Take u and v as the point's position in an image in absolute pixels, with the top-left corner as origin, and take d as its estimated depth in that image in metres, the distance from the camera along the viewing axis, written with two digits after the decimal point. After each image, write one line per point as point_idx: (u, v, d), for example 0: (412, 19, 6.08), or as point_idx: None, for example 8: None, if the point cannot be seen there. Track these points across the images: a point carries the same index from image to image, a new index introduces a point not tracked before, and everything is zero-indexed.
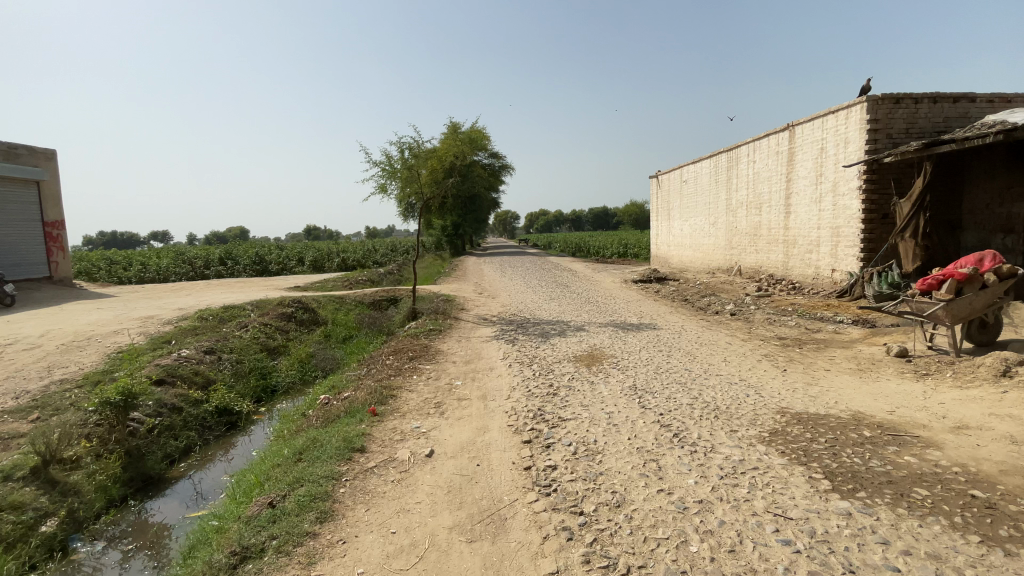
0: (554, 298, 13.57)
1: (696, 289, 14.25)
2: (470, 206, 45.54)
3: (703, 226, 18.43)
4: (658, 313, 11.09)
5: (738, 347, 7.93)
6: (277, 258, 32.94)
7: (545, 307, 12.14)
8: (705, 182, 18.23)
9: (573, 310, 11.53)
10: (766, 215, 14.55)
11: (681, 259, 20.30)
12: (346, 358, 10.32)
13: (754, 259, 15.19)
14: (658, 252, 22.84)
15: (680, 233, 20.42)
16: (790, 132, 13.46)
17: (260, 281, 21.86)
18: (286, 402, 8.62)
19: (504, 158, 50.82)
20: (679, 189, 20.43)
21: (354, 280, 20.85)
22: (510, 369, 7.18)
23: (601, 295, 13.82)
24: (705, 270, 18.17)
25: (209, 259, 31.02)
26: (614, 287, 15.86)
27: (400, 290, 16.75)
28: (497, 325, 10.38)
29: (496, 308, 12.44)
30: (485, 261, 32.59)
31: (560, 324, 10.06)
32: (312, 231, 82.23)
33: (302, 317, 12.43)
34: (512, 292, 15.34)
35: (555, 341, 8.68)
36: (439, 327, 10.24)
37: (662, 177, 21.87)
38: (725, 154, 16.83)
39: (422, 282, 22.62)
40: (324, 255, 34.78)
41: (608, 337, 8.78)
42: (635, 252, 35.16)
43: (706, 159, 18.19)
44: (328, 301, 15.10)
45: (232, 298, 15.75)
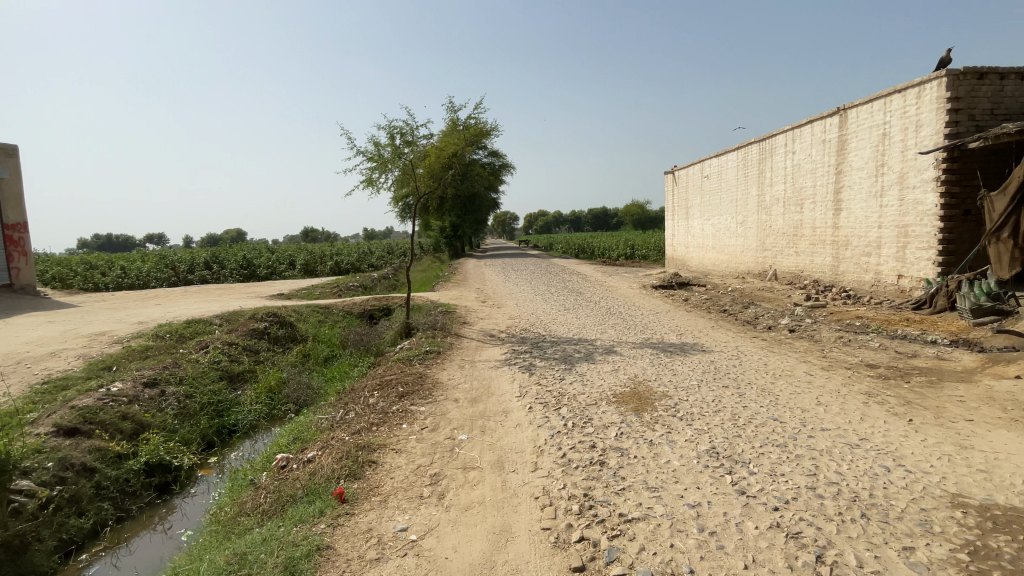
0: (570, 309, 11.75)
1: (731, 298, 12.48)
2: (470, 206, 43.67)
3: (730, 226, 16.64)
4: (698, 328, 9.31)
5: (822, 380, 6.15)
6: (267, 261, 31.06)
7: (562, 321, 10.34)
8: (732, 177, 16.42)
9: (596, 325, 9.72)
10: (809, 212, 12.78)
11: (702, 262, 18.53)
12: (324, 387, 8.54)
13: (793, 261, 13.43)
14: (675, 254, 21.02)
15: (701, 233, 18.60)
16: (840, 118, 11.69)
17: (243, 288, 19.93)
18: (243, 449, 6.89)
19: (505, 157, 49.20)
20: (700, 185, 18.60)
21: (345, 286, 19.04)
22: (530, 415, 5.39)
23: (624, 304, 12.02)
24: (732, 274, 16.38)
25: (192, 263, 29.09)
26: (636, 294, 14.06)
27: (394, 298, 14.91)
28: (506, 345, 8.59)
29: (503, 321, 10.63)
30: (486, 263, 30.84)
31: (584, 343, 8.26)
32: (308, 233, 80.26)
33: (276, 333, 10.59)
34: (521, 301, 13.52)
35: (582, 369, 6.89)
36: (436, 349, 8.43)
37: (681, 172, 20.02)
38: (756, 144, 15.03)
39: (420, 288, 20.84)
40: (317, 258, 32.90)
41: (649, 363, 6.99)
42: (643, 253, 33.50)
43: (732, 151, 16.39)
44: (312, 313, 13.25)
45: (204, 309, 13.87)
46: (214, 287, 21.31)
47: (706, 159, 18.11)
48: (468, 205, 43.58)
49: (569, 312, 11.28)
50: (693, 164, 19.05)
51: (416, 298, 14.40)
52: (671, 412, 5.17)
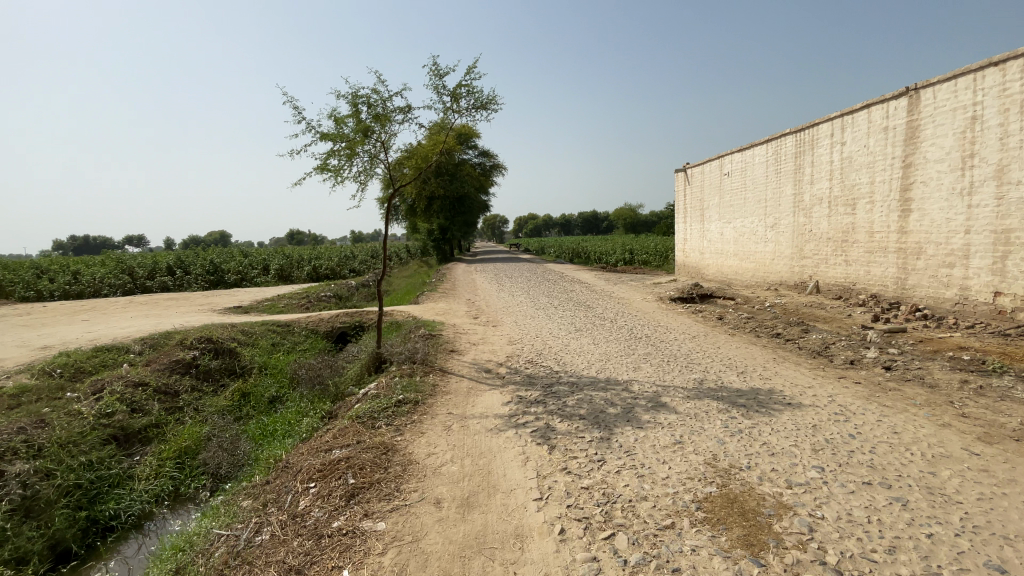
0: (584, 330, 9.51)
1: (776, 316, 10.37)
2: (459, 208, 41.26)
3: (756, 230, 14.55)
4: (759, 364, 7.11)
5: (1006, 472, 3.99)
6: (237, 266, 28.36)
7: (577, 349, 8.08)
8: (759, 174, 14.34)
9: (624, 356, 7.49)
10: (864, 213, 10.75)
11: (721, 269, 16.45)
12: (257, 450, 6.17)
13: (843, 271, 11.37)
14: (687, 261, 18.89)
15: (720, 238, 16.50)
16: (910, 99, 9.65)
17: (198, 299, 17.35)
18: (111, 566, 4.51)
19: (496, 158, 46.99)
20: (717, 184, 16.53)
21: (315, 296, 16.60)
22: (563, 554, 3.11)
23: (648, 325, 9.78)
24: (761, 285, 14.29)
25: (153, 269, 26.30)
26: (657, 310, 11.88)
27: (369, 312, 12.55)
28: (509, 389, 6.32)
29: (500, 349, 8.37)
30: (476, 269, 28.54)
31: (616, 389, 6.03)
32: (292, 236, 77.25)
33: (207, 366, 8.16)
34: (522, 318, 11.25)
35: (626, 439, 4.65)
36: (413, 395, 6.13)
37: (694, 170, 17.91)
38: (792, 135, 12.95)
39: (403, 299, 18.48)
40: (293, 264, 30.29)
41: (724, 429, 4.79)
42: (643, 259, 31.50)
43: (760, 144, 14.31)
44: (266, 333, 10.82)
45: (134, 328, 11.33)
46: (167, 296, 18.67)
47: (724, 155, 16.05)
48: (457, 206, 41.13)
49: (581, 335, 9.08)
50: (709, 161, 16.97)
51: (395, 315, 12.08)
52: (812, 558, 2.96)
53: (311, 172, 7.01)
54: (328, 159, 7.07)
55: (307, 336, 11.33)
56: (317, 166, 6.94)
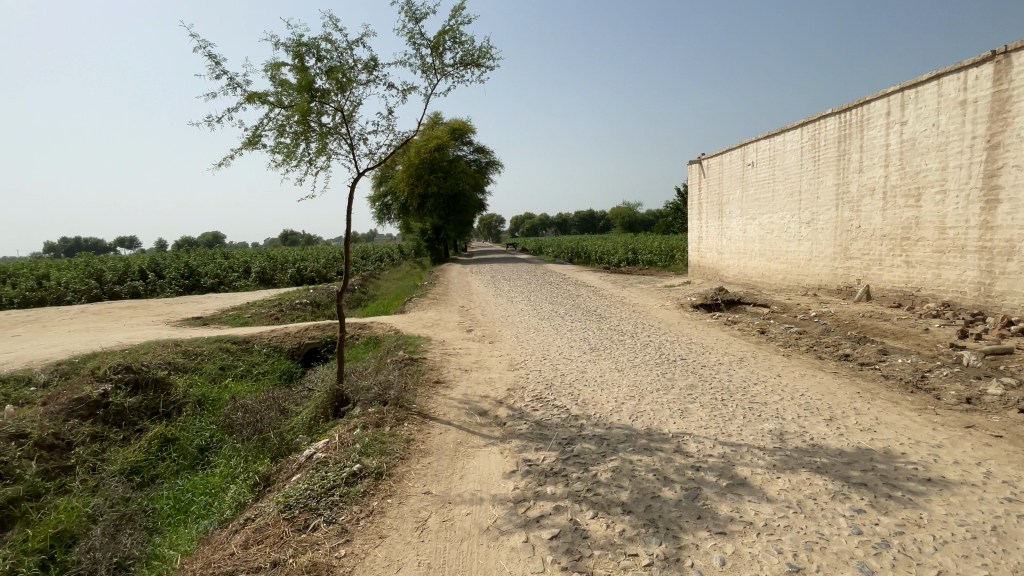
0: (602, 349, 7.72)
1: (830, 329, 8.61)
2: (453, 205, 39.45)
3: (788, 226, 12.79)
4: (845, 403, 5.33)
5: None
6: (215, 268, 26.31)
7: (597, 379, 6.29)
8: (792, 162, 12.57)
9: (660, 391, 5.71)
10: (933, 206, 9.01)
11: (744, 271, 14.69)
12: (155, 541, 4.31)
13: (903, 275, 9.64)
14: (702, 261, 17.08)
15: (742, 236, 14.73)
16: (997, 65, 7.92)
17: (158, 307, 15.38)
18: None
19: (493, 154, 45.08)
20: (738, 176, 14.77)
21: (289, 303, 14.70)
22: None
23: (679, 343, 8.01)
24: (795, 289, 12.52)
25: (122, 273, 24.26)
26: (683, 320, 10.10)
27: (345, 322, 10.71)
28: (512, 449, 4.53)
29: (496, 377, 6.56)
30: (471, 271, 26.64)
31: (665, 451, 4.25)
32: (284, 236, 75.04)
33: (120, 405, 6.28)
34: (523, 332, 9.44)
35: (707, 564, 2.86)
36: (376, 459, 4.31)
37: (711, 160, 16.14)
38: (835, 116, 11.20)
39: (389, 306, 16.58)
40: (276, 266, 28.34)
41: (858, 541, 3.02)
42: (648, 259, 29.72)
43: (792, 129, 12.56)
44: (215, 354, 8.95)
45: (60, 347, 9.38)
46: (126, 303, 16.67)
47: (747, 143, 14.32)
48: (451, 205, 39.32)
49: (599, 356, 7.31)
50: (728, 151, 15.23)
51: (373, 329, 10.26)
52: None
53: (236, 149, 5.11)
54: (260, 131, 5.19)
55: (268, 357, 9.48)
56: (244, 139, 5.05)
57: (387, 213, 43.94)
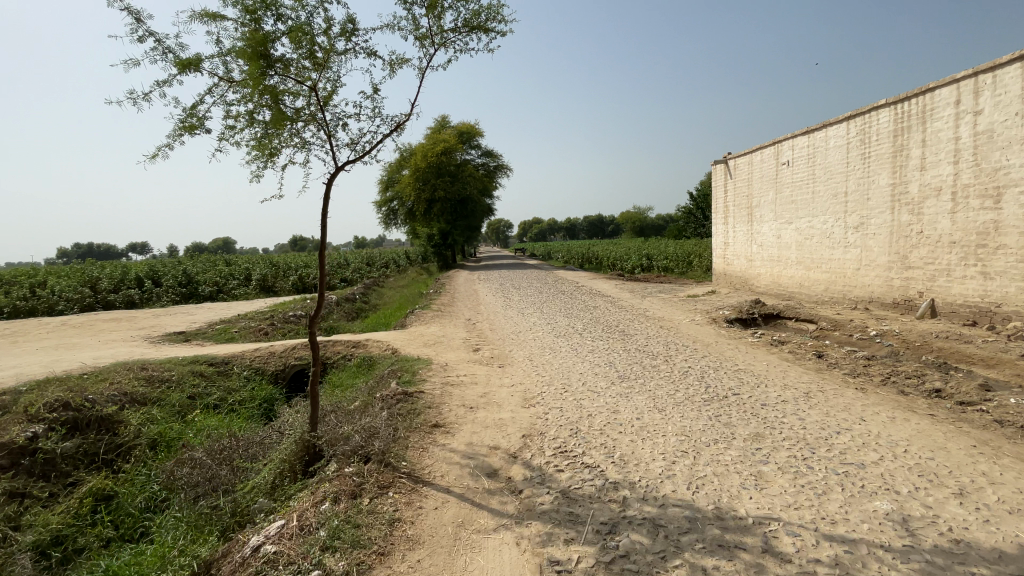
0: (634, 380, 6.47)
1: (900, 353, 7.32)
2: (460, 210, 38.39)
3: (831, 231, 11.47)
4: (967, 467, 4.06)
5: None
6: (214, 275, 25.37)
7: (634, 424, 5.06)
8: (836, 160, 11.27)
9: (719, 446, 4.47)
10: (1018, 208, 7.71)
11: (778, 281, 13.38)
12: None
13: (979, 288, 8.33)
14: (729, 268, 15.74)
15: (775, 241, 13.41)
16: None
17: (144, 320, 14.31)
18: None
19: (501, 158, 44.00)
20: (771, 177, 13.46)
21: (282, 315, 13.58)
22: None
23: (725, 372, 6.74)
24: (841, 302, 11.20)
25: (119, 280, 23.43)
26: (721, 338, 8.83)
27: (337, 340, 9.55)
28: (533, 539, 3.31)
29: (508, 417, 5.35)
30: (479, 278, 25.48)
31: (751, 552, 3.01)
32: (295, 241, 74.58)
33: (51, 452, 5.10)
34: (538, 353, 8.21)
35: None
36: (346, 559, 3.10)
37: (739, 160, 14.83)
38: (889, 108, 9.93)
39: (391, 318, 15.44)
40: (278, 273, 27.33)
41: None
42: (664, 265, 28.39)
43: (836, 123, 11.26)
44: (186, 379, 7.80)
45: (16, 369, 8.28)
46: (113, 314, 15.66)
47: (780, 140, 13.03)
48: (458, 209, 38.27)
49: (631, 389, 6.07)
50: (759, 149, 13.92)
51: (368, 348, 9.07)
52: None
53: (170, 137, 3.94)
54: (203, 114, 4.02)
55: (248, 384, 8.28)
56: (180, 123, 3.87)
57: (393, 218, 42.93)
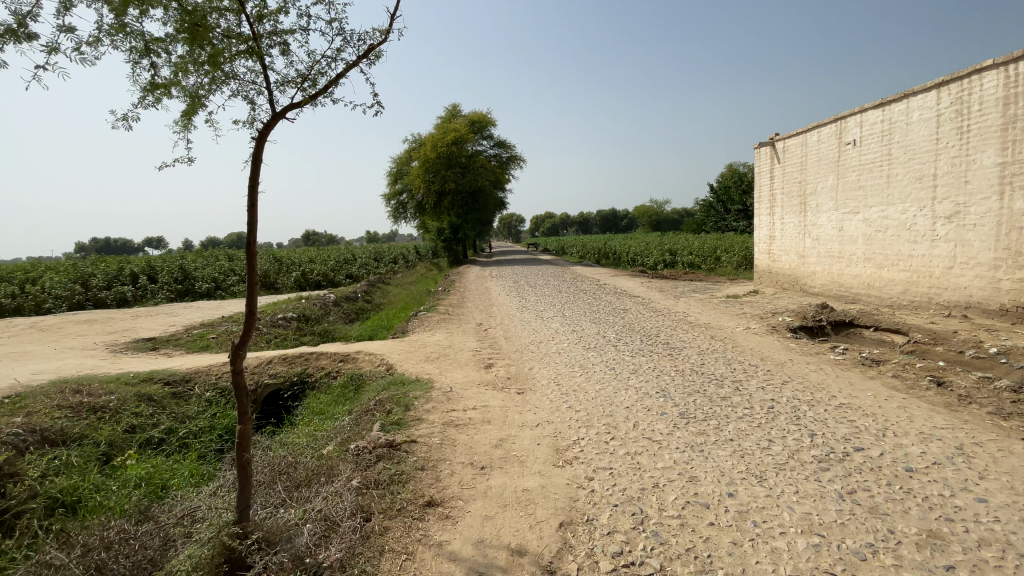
0: (705, 420, 4.77)
1: None
2: (472, 203, 36.71)
3: (914, 221, 9.59)
4: None
5: None
6: (212, 271, 24.03)
7: (729, 505, 3.37)
8: (922, 137, 9.38)
9: (883, 562, 2.77)
10: None
11: (839, 282, 11.54)
12: None
13: None
14: (775, 266, 13.86)
15: (836, 235, 11.53)
16: None
17: (119, 323, 12.81)
18: None
19: (514, 149, 42.20)
20: (832, 159, 11.56)
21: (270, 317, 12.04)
22: None
23: (826, 411, 5.00)
24: (926, 307, 9.34)
25: (113, 276, 22.14)
26: (795, 355, 7.07)
27: (323, 350, 7.96)
28: None
29: (538, 484, 3.69)
30: (491, 275, 23.82)
31: None
32: (307, 236, 73.70)
33: None
34: (568, 373, 6.54)
35: None
36: None
37: (790, 141, 12.93)
38: (998, 69, 8.02)
39: (394, 319, 13.86)
40: (279, 269, 25.85)
41: None
42: (688, 261, 26.52)
43: (921, 92, 9.39)
44: (128, 406, 6.21)
45: None
46: (91, 314, 14.25)
47: (845, 116, 11.16)
48: (470, 202, 36.66)
49: (705, 437, 4.37)
50: (817, 127, 12.03)
51: (358, 363, 7.45)
52: None
53: None
54: (33, 15, 2.47)
55: (208, 411, 6.67)
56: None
57: (402, 211, 41.45)
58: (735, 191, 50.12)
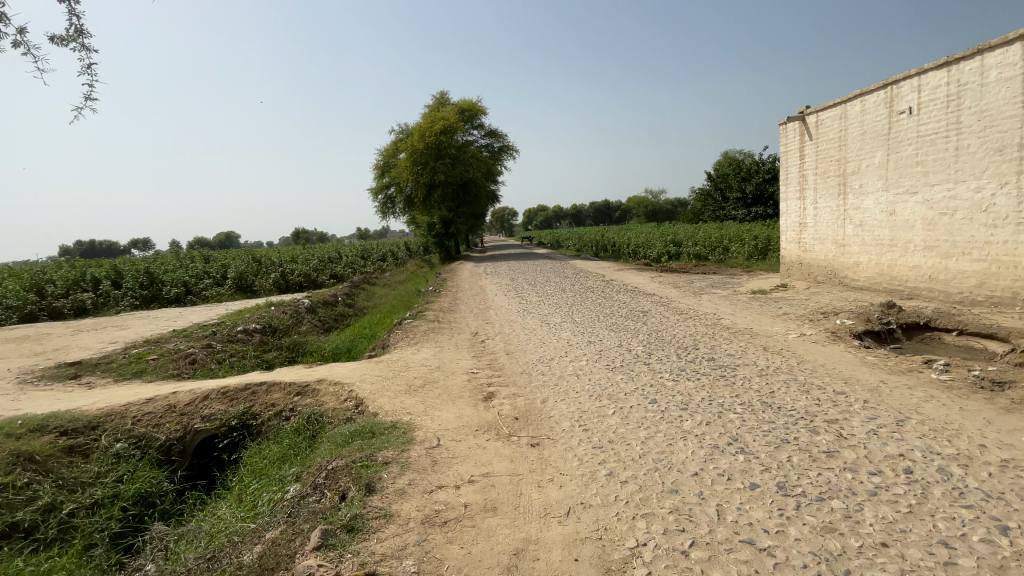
0: (826, 504, 3.13)
1: None
2: (463, 196, 34.85)
3: (991, 201, 8.00)
4: None
5: None
6: (183, 274, 22.03)
7: None
8: (1003, 100, 7.77)
9: None
10: None
11: (891, 274, 9.96)
12: None
13: None
14: (807, 257, 12.26)
15: (887, 220, 9.94)
16: None
17: (54, 340, 10.92)
18: None
19: (506, 138, 40.33)
20: (881, 132, 9.94)
21: (230, 329, 10.30)
22: None
23: (992, 479, 3.39)
24: (1010, 305, 7.79)
25: (71, 281, 20.03)
26: (886, 376, 5.47)
27: (278, 378, 6.25)
28: None
29: None
30: (486, 272, 22.09)
31: None
32: (297, 234, 71.23)
33: None
34: (597, 410, 4.89)
35: None
36: None
37: (827, 113, 11.30)
38: None
39: (378, 327, 12.14)
40: (258, 269, 23.91)
41: None
42: (695, 253, 24.94)
43: (999, 46, 7.77)
44: None
45: None
46: (28, 329, 12.33)
47: (898, 80, 9.53)
48: (461, 195, 34.89)
49: (843, 545, 2.75)
50: (861, 95, 10.40)
51: (320, 397, 5.75)
52: None
53: None
54: None
55: (111, 475, 4.97)
56: None
57: (391, 206, 39.57)
58: (734, 178, 48.62)
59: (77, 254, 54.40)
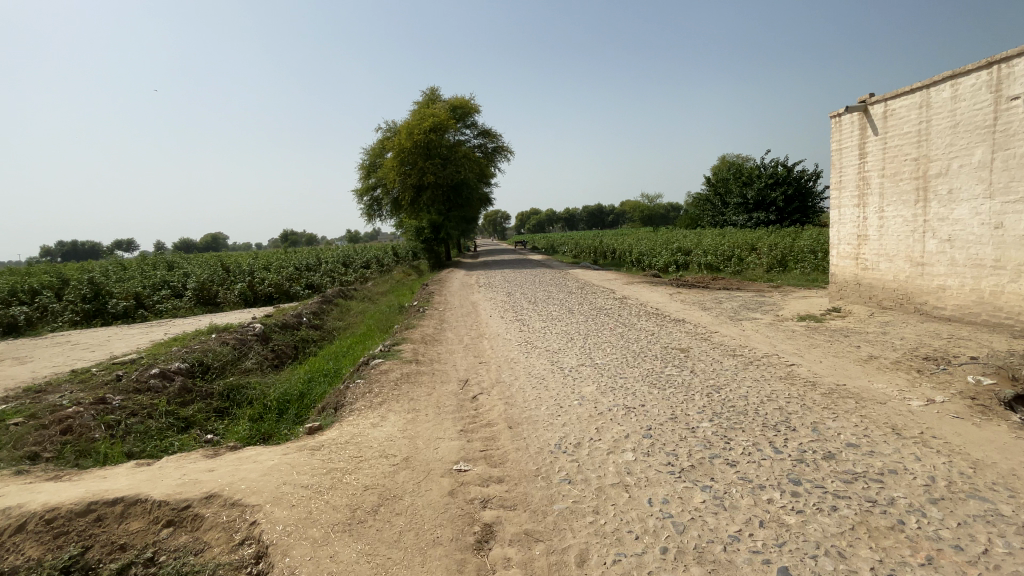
0: None
1: None
2: (454, 198, 32.60)
3: None
4: None
5: None
6: (138, 283, 19.37)
7: None
8: None
9: None
10: None
11: (995, 304, 7.86)
12: None
13: None
14: (868, 276, 10.12)
15: (990, 234, 7.84)
16: None
17: None
18: None
19: (501, 139, 38.11)
20: (983, 123, 7.84)
21: (146, 368, 7.87)
22: None
23: None
24: None
25: (4, 291, 17.16)
26: None
27: (146, 489, 3.91)
28: None
29: None
30: (478, 284, 19.76)
31: None
32: (283, 236, 68.28)
33: None
34: None
35: None
36: None
37: (901, 102, 9.18)
38: None
39: (346, 361, 9.79)
40: (224, 279, 21.32)
41: None
42: (705, 263, 22.86)
43: None
44: None
45: None
46: None
47: (1008, 58, 7.45)
48: (452, 197, 32.60)
49: None
50: (951, 78, 8.31)
51: (202, 538, 3.48)
52: None
53: None
54: None
55: None
56: None
57: (377, 208, 37.13)
58: (735, 183, 46.90)
59: (54, 256, 50.90)
